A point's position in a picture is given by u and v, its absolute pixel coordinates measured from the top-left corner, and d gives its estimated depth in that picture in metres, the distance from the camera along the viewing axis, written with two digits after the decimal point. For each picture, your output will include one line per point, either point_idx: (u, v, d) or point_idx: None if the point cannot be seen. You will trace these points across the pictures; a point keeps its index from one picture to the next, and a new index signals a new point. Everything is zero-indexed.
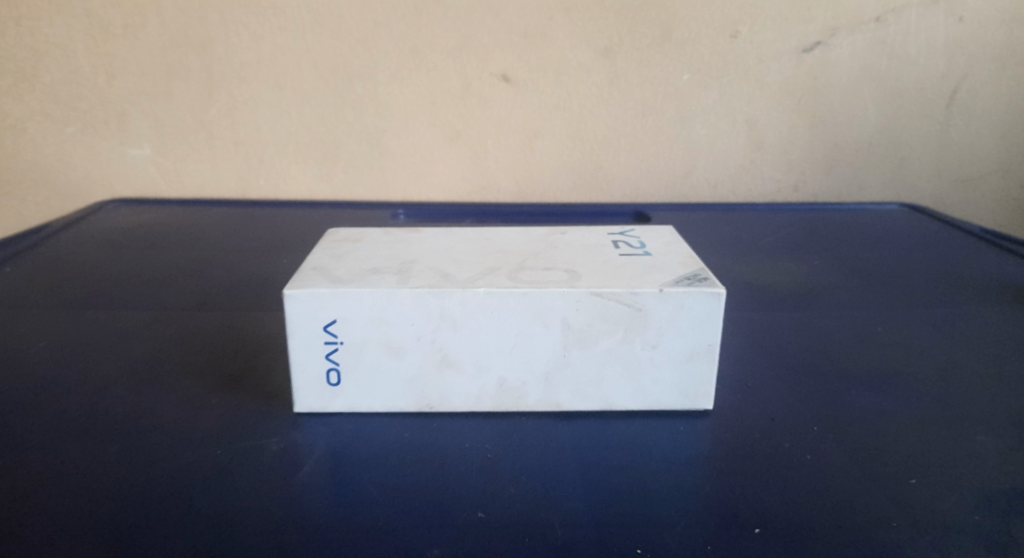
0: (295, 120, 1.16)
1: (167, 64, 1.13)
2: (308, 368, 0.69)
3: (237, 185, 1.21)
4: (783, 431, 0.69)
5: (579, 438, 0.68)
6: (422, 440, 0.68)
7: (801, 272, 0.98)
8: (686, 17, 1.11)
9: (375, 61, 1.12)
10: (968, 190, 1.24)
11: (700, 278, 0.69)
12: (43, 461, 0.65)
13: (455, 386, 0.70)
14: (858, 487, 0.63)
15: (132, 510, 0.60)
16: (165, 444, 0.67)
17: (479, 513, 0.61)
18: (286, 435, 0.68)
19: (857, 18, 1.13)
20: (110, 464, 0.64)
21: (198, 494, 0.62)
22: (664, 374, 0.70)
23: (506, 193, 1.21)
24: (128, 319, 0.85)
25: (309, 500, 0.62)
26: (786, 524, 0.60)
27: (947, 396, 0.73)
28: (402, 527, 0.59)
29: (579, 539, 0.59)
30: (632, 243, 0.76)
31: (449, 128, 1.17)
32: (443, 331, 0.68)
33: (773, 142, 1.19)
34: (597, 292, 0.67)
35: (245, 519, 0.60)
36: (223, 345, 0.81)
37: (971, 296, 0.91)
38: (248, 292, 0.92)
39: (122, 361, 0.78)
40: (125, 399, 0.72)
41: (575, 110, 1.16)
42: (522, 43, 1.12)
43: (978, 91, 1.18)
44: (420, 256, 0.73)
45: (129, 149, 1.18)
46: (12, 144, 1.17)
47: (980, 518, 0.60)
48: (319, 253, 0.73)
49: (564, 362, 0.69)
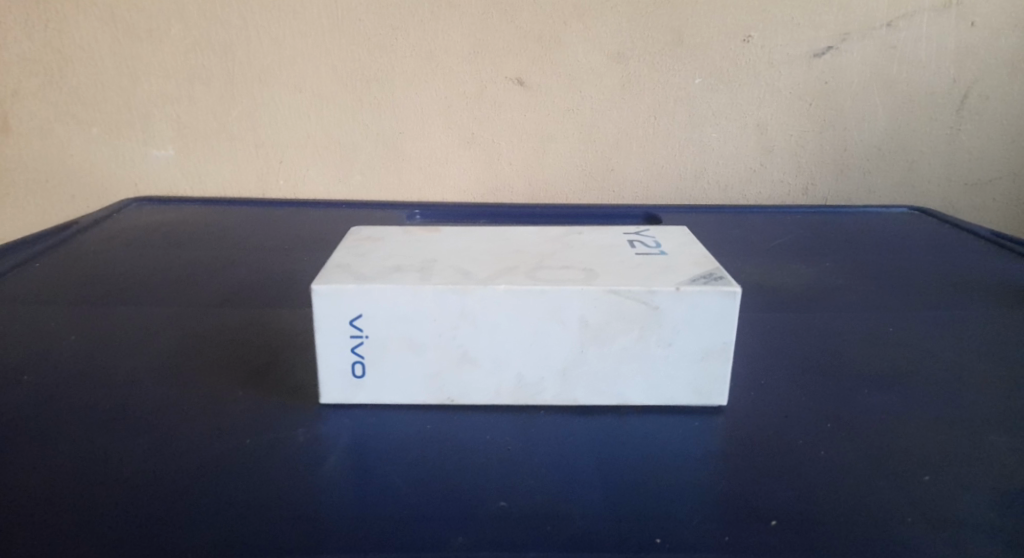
0: (313, 123, 1.18)
1: (189, 67, 1.15)
2: (333, 363, 0.71)
3: (256, 186, 1.23)
4: (797, 429, 0.70)
5: (597, 433, 0.70)
6: (442, 434, 0.69)
7: (812, 274, 1.00)
8: (698, 22, 1.13)
9: (392, 65, 1.14)
10: (977, 194, 1.26)
11: (715, 277, 0.70)
12: (77, 451, 0.66)
13: (474, 381, 0.71)
14: (872, 484, 0.64)
15: (161, 500, 0.62)
16: (194, 435, 0.69)
17: (501, 504, 0.62)
18: (311, 428, 0.70)
19: (868, 23, 1.14)
20: (142, 455, 0.66)
21: (229, 483, 0.64)
22: (679, 371, 0.71)
23: (520, 194, 1.23)
24: (152, 315, 0.87)
25: (334, 491, 0.63)
26: (801, 519, 0.61)
27: (958, 396, 0.74)
28: (427, 518, 0.61)
29: (598, 531, 0.60)
30: (648, 243, 0.78)
31: (463, 131, 1.19)
32: (463, 328, 0.70)
33: (784, 145, 1.21)
34: (614, 291, 0.69)
35: (274, 508, 0.62)
36: (246, 341, 0.82)
37: (981, 298, 0.92)
38: (270, 290, 0.94)
39: (150, 356, 0.79)
40: (152, 392, 0.74)
41: (589, 114, 1.18)
42: (537, 48, 1.14)
43: (988, 96, 1.19)
44: (441, 255, 0.75)
45: (151, 150, 1.20)
46: (38, 144, 1.19)
47: (993, 516, 0.61)
48: (342, 251, 0.75)
49: (581, 359, 0.71)
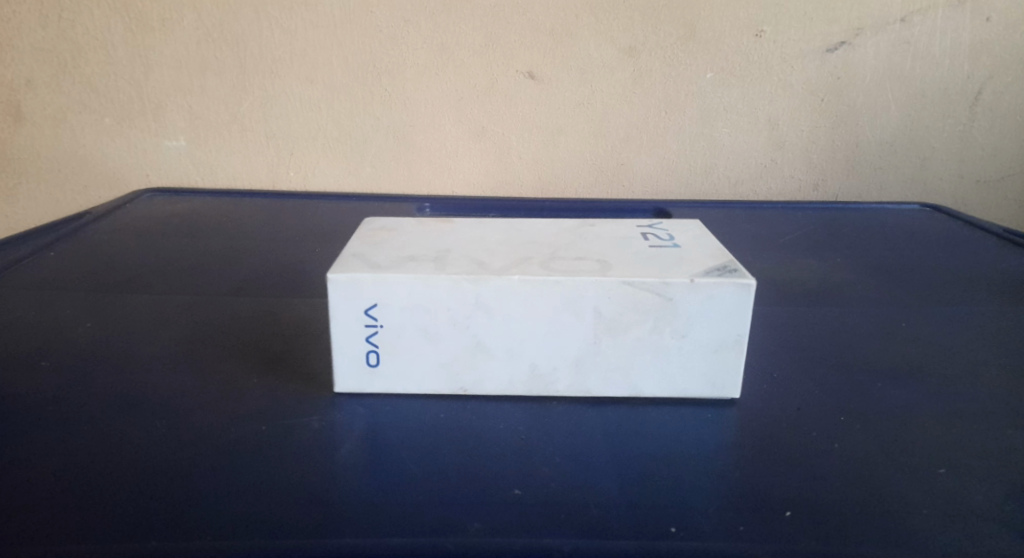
0: (325, 115, 1.18)
1: (202, 58, 1.15)
2: (348, 351, 0.71)
3: (267, 177, 1.23)
4: (810, 422, 0.70)
5: (610, 424, 0.70)
6: (457, 423, 0.70)
7: (824, 270, 1.00)
8: (712, 16, 1.13)
9: (403, 58, 1.15)
10: (989, 191, 1.25)
11: (730, 270, 0.70)
12: (95, 437, 0.67)
13: (487, 371, 0.72)
14: (888, 477, 0.64)
15: (180, 485, 0.62)
16: (210, 422, 0.69)
17: (516, 491, 0.63)
18: (325, 415, 0.70)
19: (882, 18, 1.14)
20: (158, 440, 0.67)
21: (244, 469, 0.64)
22: (692, 364, 0.71)
23: (529, 188, 1.23)
24: (166, 304, 0.88)
25: (348, 477, 0.64)
26: (816, 509, 0.61)
27: (973, 391, 0.74)
28: (441, 505, 0.61)
29: (613, 520, 0.60)
30: (661, 236, 0.78)
31: (474, 125, 1.19)
32: (477, 318, 0.70)
33: (795, 141, 1.21)
34: (629, 282, 0.69)
35: (289, 494, 0.62)
36: (260, 330, 0.83)
37: (994, 294, 0.92)
38: (283, 281, 0.94)
39: (166, 343, 0.80)
40: (168, 379, 0.74)
41: (600, 108, 1.18)
42: (548, 41, 1.14)
43: (1002, 93, 1.19)
44: (455, 245, 0.75)
45: (164, 141, 1.20)
46: (51, 135, 1.19)
47: (1009, 509, 0.61)
48: (357, 241, 0.75)
49: (595, 350, 0.71)
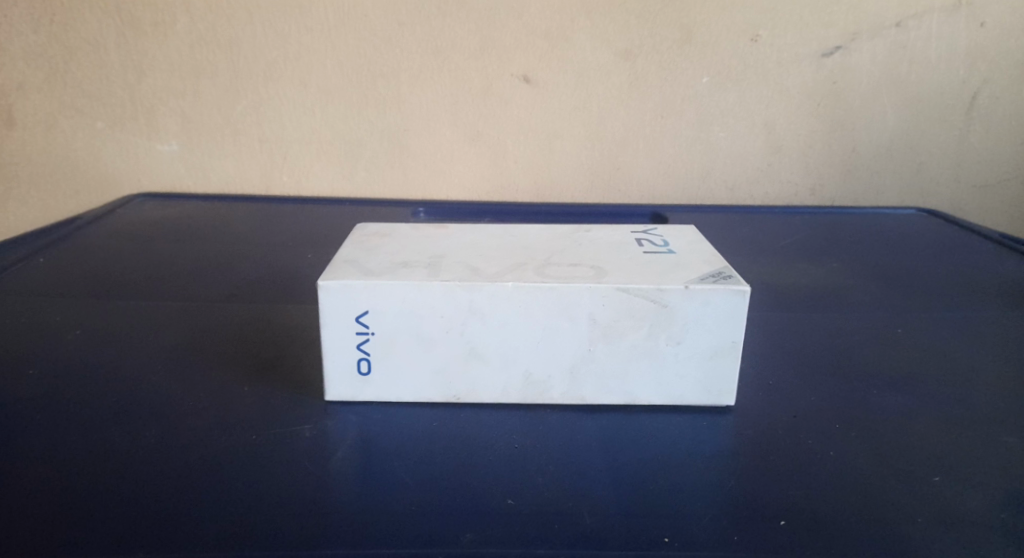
0: (319, 118, 1.17)
1: (195, 62, 1.14)
2: (340, 358, 0.70)
3: (261, 181, 1.22)
4: (807, 429, 0.70)
5: (605, 431, 0.69)
6: (450, 431, 0.69)
7: (821, 275, 0.99)
8: (707, 20, 1.12)
9: (397, 61, 1.14)
10: (986, 196, 1.25)
11: (725, 276, 0.70)
12: (83, 444, 0.66)
13: (481, 378, 0.71)
14: (884, 484, 0.64)
15: (171, 494, 0.62)
16: (200, 429, 0.68)
17: (509, 500, 0.62)
18: (318, 423, 0.69)
19: (879, 22, 1.14)
20: (148, 447, 0.66)
21: (235, 477, 0.63)
22: (688, 371, 0.71)
23: (525, 193, 1.22)
24: (158, 310, 0.87)
25: (340, 486, 0.63)
26: (812, 518, 0.61)
27: (970, 398, 0.74)
28: (433, 514, 0.60)
29: (607, 528, 0.60)
30: (656, 242, 0.77)
31: (470, 129, 1.18)
32: (471, 324, 0.69)
33: (792, 145, 1.20)
34: (624, 288, 0.68)
35: (279, 503, 0.61)
36: (253, 336, 0.82)
37: (992, 300, 0.92)
38: (276, 286, 0.93)
39: (157, 350, 0.79)
40: (159, 385, 0.74)
41: (595, 112, 1.17)
42: (544, 44, 1.13)
43: (998, 97, 1.19)
44: (449, 251, 0.74)
45: (157, 145, 1.19)
46: (43, 139, 1.18)
47: (1005, 517, 0.61)
48: (350, 246, 0.75)
49: (590, 357, 0.70)
